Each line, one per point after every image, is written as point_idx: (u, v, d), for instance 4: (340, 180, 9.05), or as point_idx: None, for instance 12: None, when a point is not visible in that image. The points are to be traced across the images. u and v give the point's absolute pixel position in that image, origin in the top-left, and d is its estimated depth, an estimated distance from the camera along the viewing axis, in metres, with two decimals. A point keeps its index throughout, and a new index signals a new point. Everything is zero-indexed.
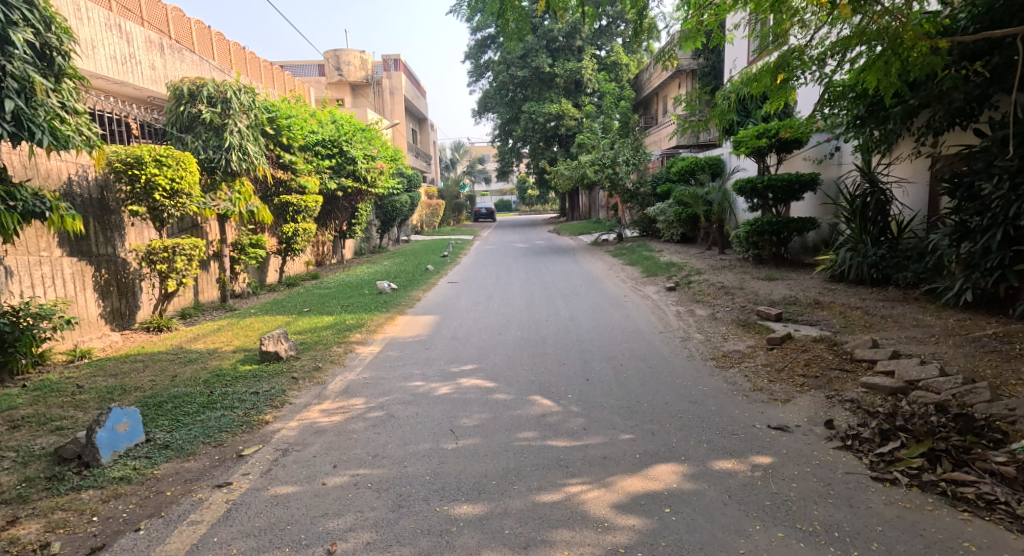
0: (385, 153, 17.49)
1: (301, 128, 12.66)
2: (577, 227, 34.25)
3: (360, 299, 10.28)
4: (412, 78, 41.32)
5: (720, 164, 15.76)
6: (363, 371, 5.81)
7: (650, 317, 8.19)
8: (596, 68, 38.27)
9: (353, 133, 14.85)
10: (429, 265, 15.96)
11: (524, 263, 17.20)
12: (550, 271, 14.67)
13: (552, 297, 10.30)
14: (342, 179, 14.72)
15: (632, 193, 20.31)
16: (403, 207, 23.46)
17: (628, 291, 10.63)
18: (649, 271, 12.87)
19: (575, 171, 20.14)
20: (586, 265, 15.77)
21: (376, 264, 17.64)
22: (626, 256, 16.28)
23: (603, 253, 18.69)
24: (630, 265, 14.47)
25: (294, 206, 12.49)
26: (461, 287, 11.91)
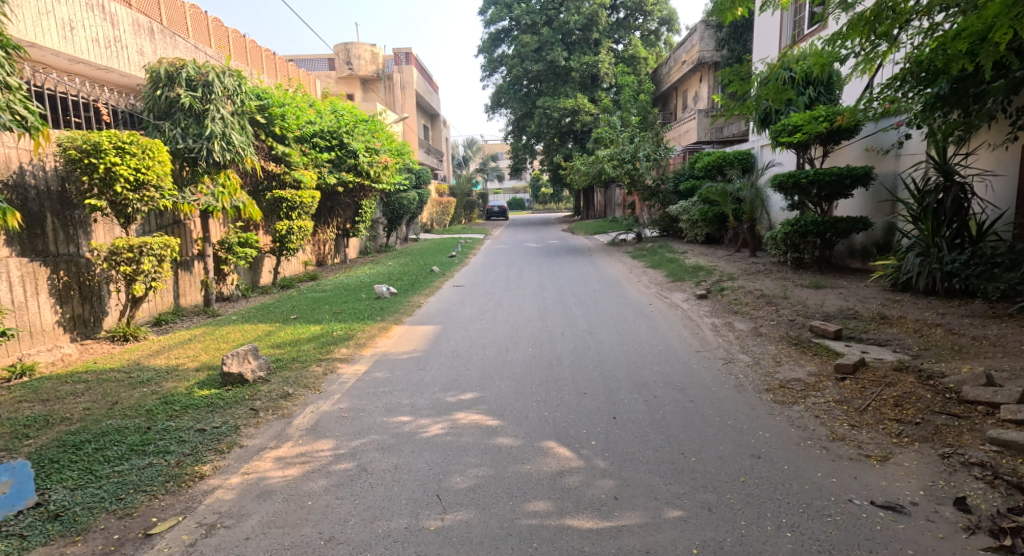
0: (390, 147, 16.49)
1: (296, 118, 11.68)
2: (593, 226, 33.10)
3: (355, 305, 9.29)
4: (424, 73, 40.56)
5: (751, 160, 14.67)
6: (342, 400, 4.81)
7: (681, 332, 7.09)
8: (613, 62, 37.17)
9: (354, 124, 13.87)
10: (435, 266, 14.97)
11: (537, 265, 16.13)
12: (565, 274, 13.60)
13: (567, 305, 9.24)
14: (343, 173, 13.72)
15: (653, 190, 19.18)
16: (411, 203, 22.47)
17: (653, 298, 9.51)
18: (674, 275, 11.75)
19: (592, 167, 19.06)
20: (604, 268, 14.66)
21: (380, 264, 16.64)
22: (647, 258, 15.16)
23: (621, 254, 17.58)
24: (652, 269, 13.36)
25: (288, 201, 11.52)
26: (468, 292, 10.89)
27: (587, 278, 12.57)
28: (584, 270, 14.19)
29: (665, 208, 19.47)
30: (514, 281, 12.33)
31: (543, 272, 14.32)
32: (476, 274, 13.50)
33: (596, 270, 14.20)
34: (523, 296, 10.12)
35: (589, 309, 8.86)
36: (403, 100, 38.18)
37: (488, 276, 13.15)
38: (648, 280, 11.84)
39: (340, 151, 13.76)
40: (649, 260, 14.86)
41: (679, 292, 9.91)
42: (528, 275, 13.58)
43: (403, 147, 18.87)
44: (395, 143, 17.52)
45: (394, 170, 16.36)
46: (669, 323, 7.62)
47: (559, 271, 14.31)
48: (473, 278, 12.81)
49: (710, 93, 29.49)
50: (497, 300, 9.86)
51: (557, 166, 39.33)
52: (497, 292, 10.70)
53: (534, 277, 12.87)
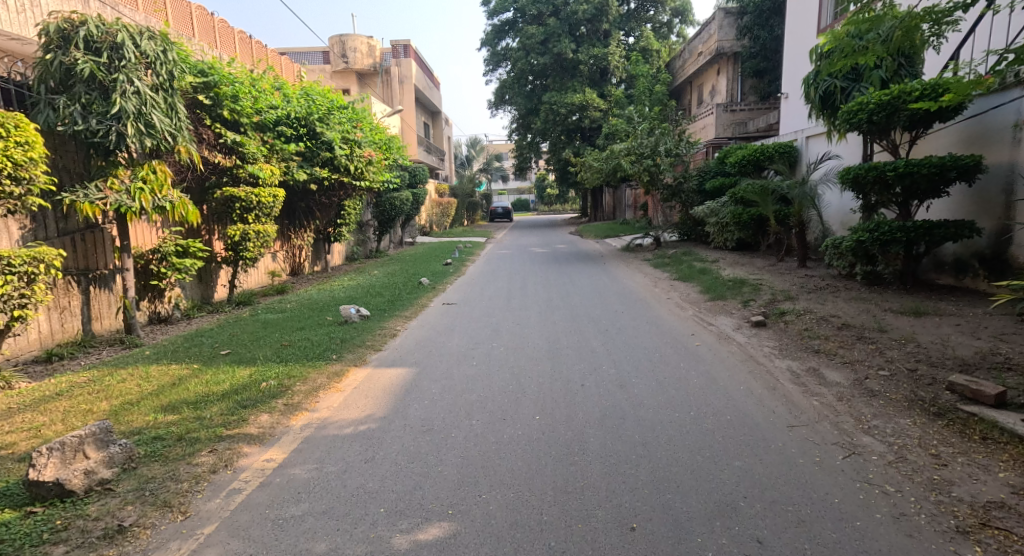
0: (375, 138, 14.46)
1: (253, 100, 9.69)
2: (603, 229, 31.08)
3: (313, 333, 7.30)
4: (423, 67, 38.70)
5: (795, 152, 12.81)
6: (216, 547, 2.88)
7: (750, 385, 5.08)
8: (623, 56, 35.25)
9: (330, 110, 11.85)
10: (427, 277, 12.98)
11: (543, 275, 14.12)
12: (577, 287, 11.65)
13: (583, 335, 7.27)
14: (316, 168, 11.69)
15: (673, 189, 17.13)
16: (404, 205, 20.43)
17: (694, 327, 7.49)
18: (712, 293, 9.72)
19: (605, 164, 17.04)
20: (622, 280, 12.61)
21: (364, 273, 14.64)
22: (672, 270, 13.13)
23: (639, 263, 15.56)
24: (682, 283, 11.31)
25: (242, 201, 9.48)
26: (460, 312, 9.01)
27: (605, 293, 10.60)
28: (598, 283, 12.21)
29: (687, 210, 17.44)
30: (517, 296, 10.42)
31: (552, 283, 12.38)
32: (470, 287, 11.63)
33: (613, 282, 12.18)
34: (528, 320, 8.17)
35: (611, 340, 6.88)
36: (402, 95, 36.52)
37: (485, 289, 11.27)
38: (680, 298, 9.80)
39: (313, 142, 11.76)
40: (674, 272, 12.83)
41: (726, 318, 7.87)
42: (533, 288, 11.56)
43: (393, 141, 16.80)
44: (383, 135, 15.52)
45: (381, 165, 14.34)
46: (727, 369, 5.59)
47: (571, 283, 12.36)
48: (468, 292, 10.92)
49: (728, 87, 27.53)
50: (492, 325, 7.90)
51: (563, 165, 37.33)
52: (494, 313, 8.80)
53: (542, 291, 10.97)
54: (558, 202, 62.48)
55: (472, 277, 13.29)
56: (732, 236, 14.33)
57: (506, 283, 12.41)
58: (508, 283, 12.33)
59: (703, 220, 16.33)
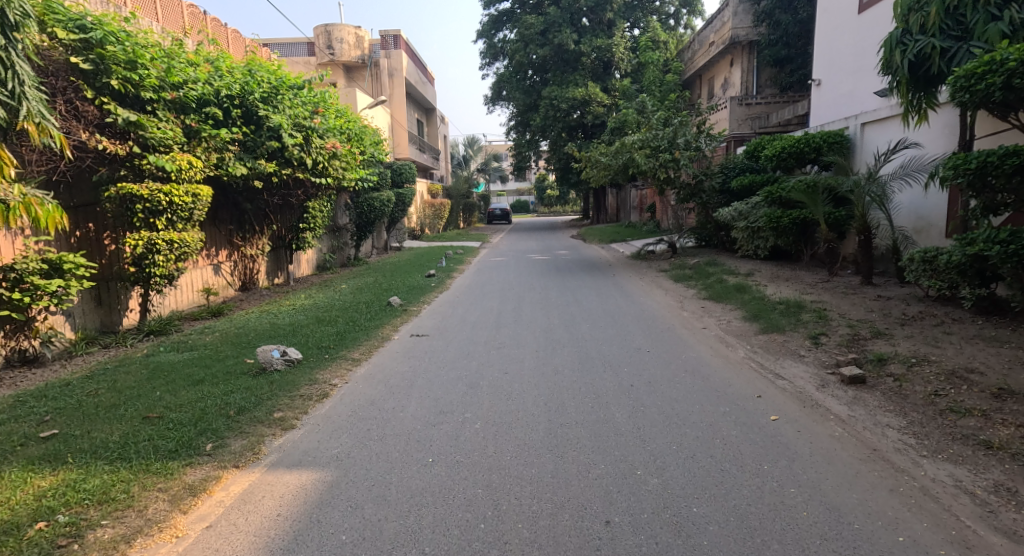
0: (341, 126, 12.22)
1: (161, 70, 7.47)
2: (606, 232, 28.87)
3: (212, 391, 5.08)
4: (416, 60, 36.65)
5: (846, 143, 10.66)
6: None
7: (916, 537, 2.85)
8: (627, 47, 33.20)
9: (276, 88, 9.59)
10: (401, 295, 10.76)
11: (543, 288, 11.92)
12: (583, 309, 9.43)
13: (595, 399, 5.03)
14: (260, 160, 9.45)
15: (691, 189, 14.91)
16: (386, 206, 18.26)
17: (758, 383, 5.26)
18: (762, 323, 7.48)
19: (615, 158, 14.81)
20: (637, 299, 10.39)
21: (330, 288, 12.47)
22: (698, 286, 10.90)
23: (654, 274, 13.35)
24: (717, 305, 9.08)
25: (145, 201, 7.24)
26: (429, 352, 6.79)
27: (618, 320, 8.39)
28: (607, 303, 10.01)
29: (708, 212, 15.20)
30: (508, 324, 8.20)
31: (553, 303, 10.16)
32: (449, 310, 9.37)
33: (627, 303, 9.96)
34: (518, 367, 5.95)
35: (638, 412, 4.65)
36: (392, 88, 34.22)
37: (468, 314, 9.02)
38: (723, 330, 7.54)
39: (257, 127, 9.53)
40: (702, 289, 10.59)
41: (800, 367, 5.62)
42: (529, 310, 9.31)
43: (367, 133, 14.64)
44: (353, 124, 13.26)
45: (348, 158, 12.08)
46: (852, 486, 3.34)
47: (576, 302, 10.15)
48: (445, 318, 8.67)
49: (743, 79, 25.35)
50: (467, 377, 5.68)
51: (564, 165, 35.13)
52: (475, 354, 6.60)
53: (540, 316, 8.74)
54: (558, 204, 60.36)
55: (455, 295, 11.07)
56: (766, 243, 12.53)
57: (494, 302, 10.14)
58: (498, 303, 10.10)
59: (728, 224, 14.13)
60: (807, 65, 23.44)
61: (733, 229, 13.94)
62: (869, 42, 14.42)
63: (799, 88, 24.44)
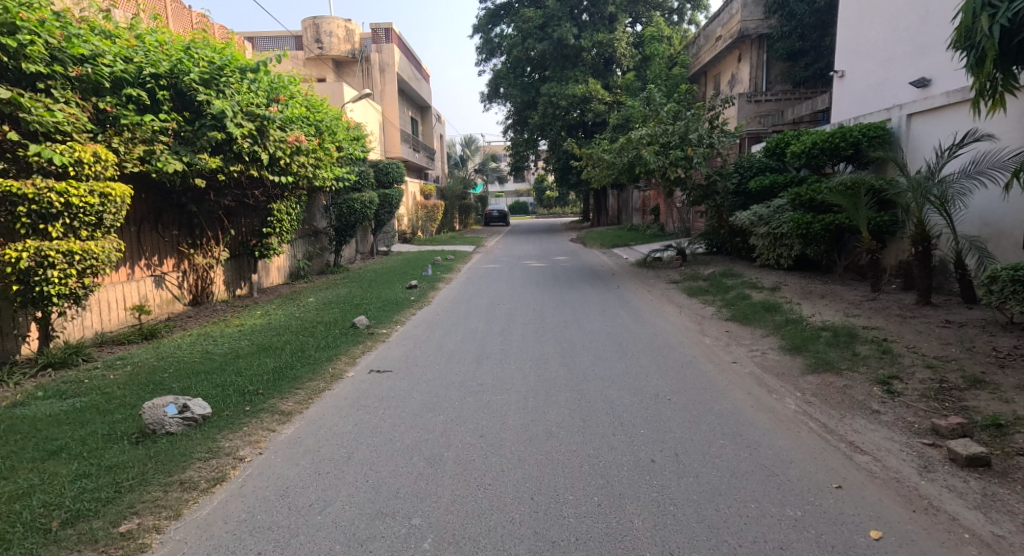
0: (304, 117, 10.74)
1: (50, 40, 5.98)
2: (607, 236, 27.41)
3: (57, 473, 3.58)
4: (409, 55, 35.28)
5: (889, 136, 9.20)
6: None
7: None
8: (629, 42, 31.94)
9: (217, 67, 8.10)
10: (373, 313, 9.25)
11: (536, 304, 10.45)
12: (583, 333, 7.96)
13: (601, 490, 3.52)
14: (200, 154, 7.96)
15: (704, 190, 13.40)
16: (367, 208, 16.78)
17: (828, 460, 3.79)
18: (807, 358, 6.01)
19: (620, 155, 13.31)
20: (646, 319, 8.93)
21: (297, 301, 11.03)
22: (718, 304, 9.42)
23: (663, 286, 11.89)
24: (745, 329, 7.59)
25: (30, 203, 5.74)
26: (385, 399, 5.28)
27: (625, 349, 6.90)
28: (610, 324, 8.56)
29: (722, 216, 13.72)
30: (491, 356, 6.70)
31: (547, 323, 8.70)
32: (423, 335, 7.84)
33: (634, 324, 8.49)
34: (495, 431, 4.45)
35: (665, 519, 3.16)
36: (383, 84, 32.78)
37: (444, 341, 7.50)
38: (759, 366, 6.05)
39: (196, 116, 8.04)
40: (721, 307, 9.10)
41: (881, 431, 4.14)
42: (517, 335, 7.83)
43: (340, 127, 13.17)
44: (320, 116, 11.77)
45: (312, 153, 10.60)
46: None
47: (573, 322, 8.72)
48: (416, 347, 7.15)
49: (753, 73, 23.83)
50: (424, 447, 4.18)
51: (563, 165, 33.62)
52: (441, 404, 5.10)
53: (530, 344, 7.25)
54: (558, 205, 58.88)
55: (434, 313, 9.58)
56: (790, 252, 11.17)
57: (478, 323, 8.65)
58: (484, 324, 8.59)
59: (745, 229, 12.66)
60: (823, 59, 21.89)
61: (751, 235, 12.48)
62: (904, 26, 12.91)
63: (814, 84, 22.90)
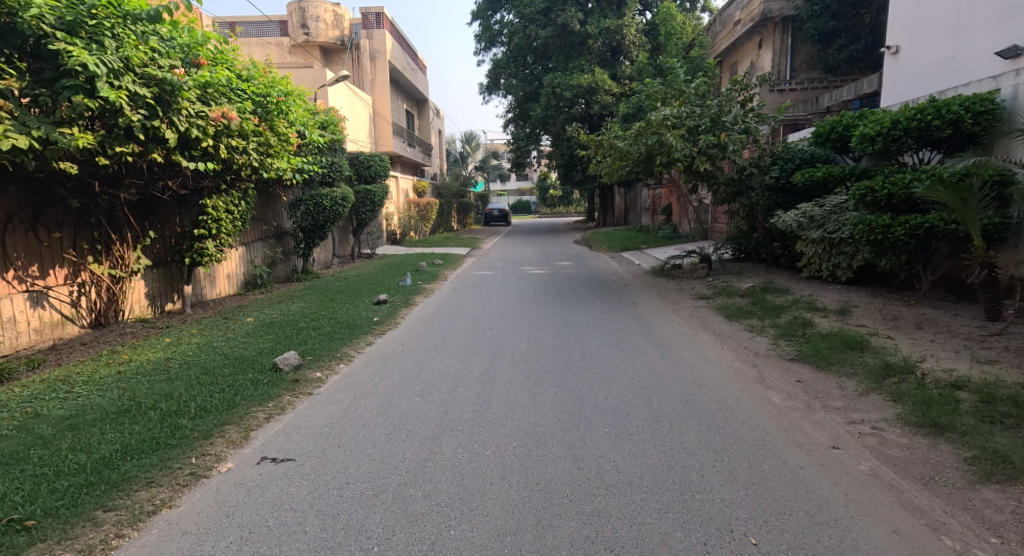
0: (231, 87, 8.53)
1: None
2: (615, 237, 25.12)
3: None
4: (403, 43, 33.15)
5: (1001, 112, 6.95)
6: None
7: None
8: (638, 30, 29.74)
9: (86, 9, 5.86)
10: (315, 343, 7.05)
11: (531, 327, 8.23)
12: (594, 378, 5.69)
13: None
14: (62, 127, 5.76)
15: (736, 184, 11.17)
16: (339, 207, 14.57)
17: None
18: (955, 442, 3.83)
19: (635, 143, 11.05)
20: (678, 353, 6.69)
21: (235, 321, 8.86)
22: (770, 333, 7.20)
23: (692, 302, 9.69)
24: (827, 377, 5.37)
25: None
26: (253, 539, 3.02)
27: (660, 417, 4.65)
28: (632, 362, 6.29)
29: (757, 217, 11.49)
30: (457, 431, 4.41)
31: (544, 360, 6.41)
32: (364, 388, 5.55)
33: (664, 363, 6.26)
34: None
35: None
36: (373, 74, 30.65)
37: (392, 398, 5.22)
38: (880, 458, 3.83)
39: (58, 75, 5.85)
40: (778, 338, 6.88)
41: None
42: (497, 384, 5.60)
43: (293, 108, 10.98)
44: (257, 90, 9.56)
45: (241, 130, 8.40)
46: None
47: (582, 359, 6.45)
48: (346, 413, 4.87)
49: (776, 58, 21.54)
50: None
51: (567, 161, 31.34)
52: None
53: (516, 406, 4.97)
54: (561, 203, 56.67)
55: (394, 344, 7.31)
56: (851, 261, 8.99)
57: (447, 363, 6.37)
58: (455, 364, 6.30)
59: (789, 233, 10.44)
60: (859, 41, 19.54)
61: (797, 240, 10.26)
62: None
63: (847, 70, 20.57)
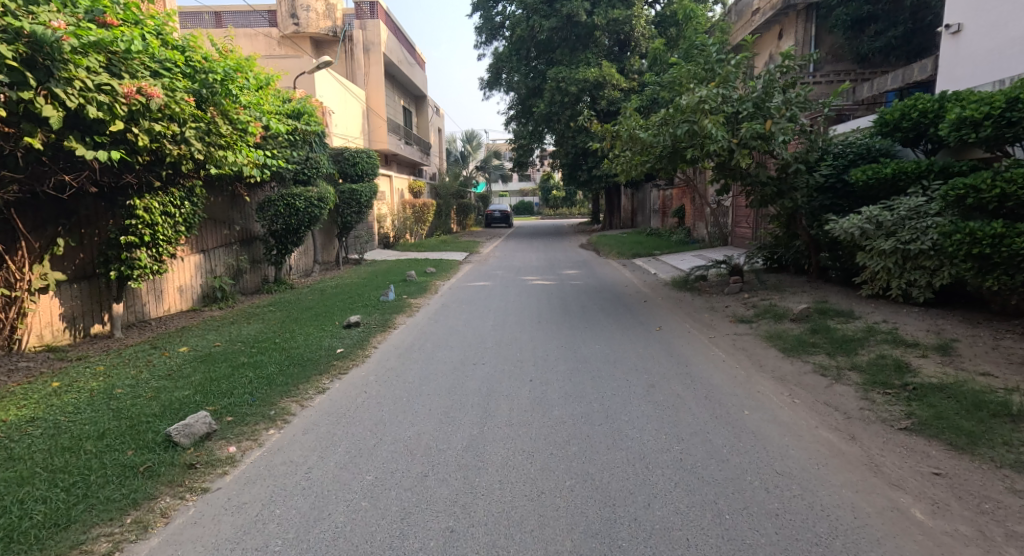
0: (156, 58, 6.85)
1: None
2: (624, 241, 23.33)
3: None
4: (399, 35, 31.43)
5: None
6: None
7: None
8: (648, 21, 27.99)
9: None
10: (245, 393, 5.30)
11: (534, 364, 6.46)
12: (625, 464, 3.94)
13: None
14: None
15: (777, 183, 9.40)
16: (315, 208, 12.83)
17: None
18: None
19: (659, 134, 9.28)
20: (734, 410, 4.94)
21: (168, 350, 7.14)
22: (852, 379, 5.44)
23: (732, 328, 7.90)
24: (980, 468, 3.61)
25: None
26: None
27: None
28: (673, 429, 4.55)
29: (800, 221, 9.74)
30: None
31: (550, 426, 4.68)
32: (290, 479, 3.80)
33: (721, 430, 4.50)
34: None
35: None
36: (367, 67, 28.94)
37: (323, 505, 3.46)
38: None
39: None
40: (868, 387, 5.12)
41: None
42: (479, 473, 3.86)
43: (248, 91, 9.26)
44: (196, 66, 7.89)
45: (166, 112, 6.73)
46: None
47: (603, 425, 4.70)
48: (243, 537, 3.12)
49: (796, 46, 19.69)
50: None
51: (572, 160, 29.59)
52: None
53: (507, 531, 3.23)
54: (565, 205, 54.89)
55: (351, 395, 5.57)
56: (934, 279, 7.26)
57: (416, 430, 4.64)
58: (427, 433, 4.57)
59: (845, 242, 8.67)
60: (896, 27, 17.73)
61: (855, 251, 8.52)
62: None
63: (882, 60, 18.76)
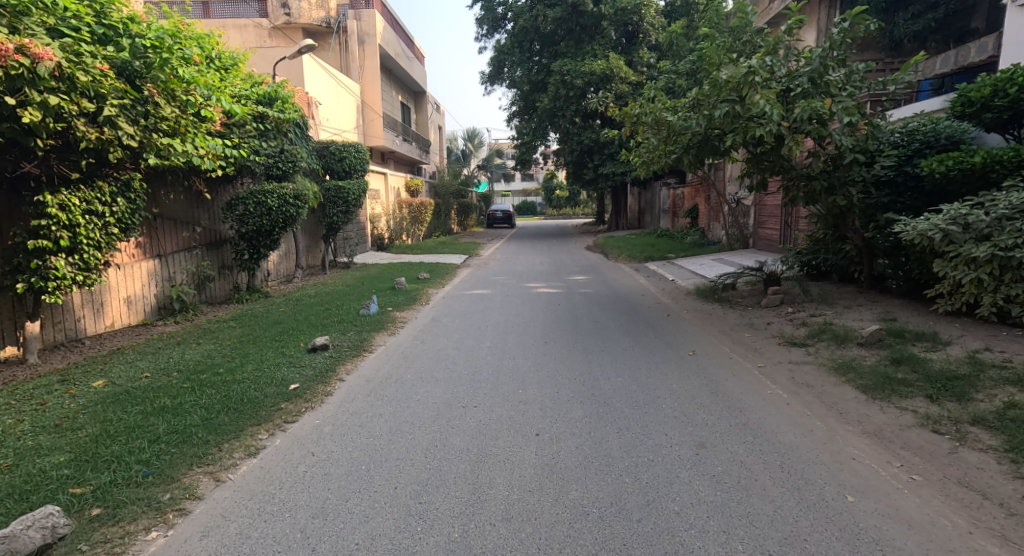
0: (54, 13, 5.43)
1: None
2: (633, 244, 21.74)
3: None
4: (396, 27, 30.17)
5: None
6: None
7: None
8: (658, 11, 26.53)
9: None
10: (139, 460, 3.83)
11: (540, 411, 4.98)
12: None
13: None
14: None
15: (830, 177, 7.89)
16: (290, 208, 11.37)
17: None
18: None
19: (690, 117, 7.82)
20: (832, 495, 3.45)
21: (81, 384, 5.68)
22: (984, 442, 3.93)
23: (786, 355, 6.39)
24: None
25: None
26: None
27: None
28: (751, 534, 3.08)
29: (854, 223, 8.22)
30: None
31: (565, 527, 3.23)
32: None
33: (828, 540, 3.00)
34: None
35: None
36: (362, 59, 27.55)
37: None
38: None
39: None
40: (1018, 458, 3.65)
41: None
42: None
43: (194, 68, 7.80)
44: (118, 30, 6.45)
45: (67, 80, 5.32)
46: None
47: (644, 525, 3.21)
48: None
49: (820, 35, 18.17)
50: None
51: (577, 157, 28.08)
52: None
53: None
54: (568, 206, 53.34)
55: (292, 461, 4.11)
56: None
57: (369, 534, 3.17)
58: (385, 541, 3.10)
59: (918, 248, 7.16)
60: (933, 10, 16.20)
61: (929, 258, 7.00)
62: None
63: (916, 47, 17.25)
